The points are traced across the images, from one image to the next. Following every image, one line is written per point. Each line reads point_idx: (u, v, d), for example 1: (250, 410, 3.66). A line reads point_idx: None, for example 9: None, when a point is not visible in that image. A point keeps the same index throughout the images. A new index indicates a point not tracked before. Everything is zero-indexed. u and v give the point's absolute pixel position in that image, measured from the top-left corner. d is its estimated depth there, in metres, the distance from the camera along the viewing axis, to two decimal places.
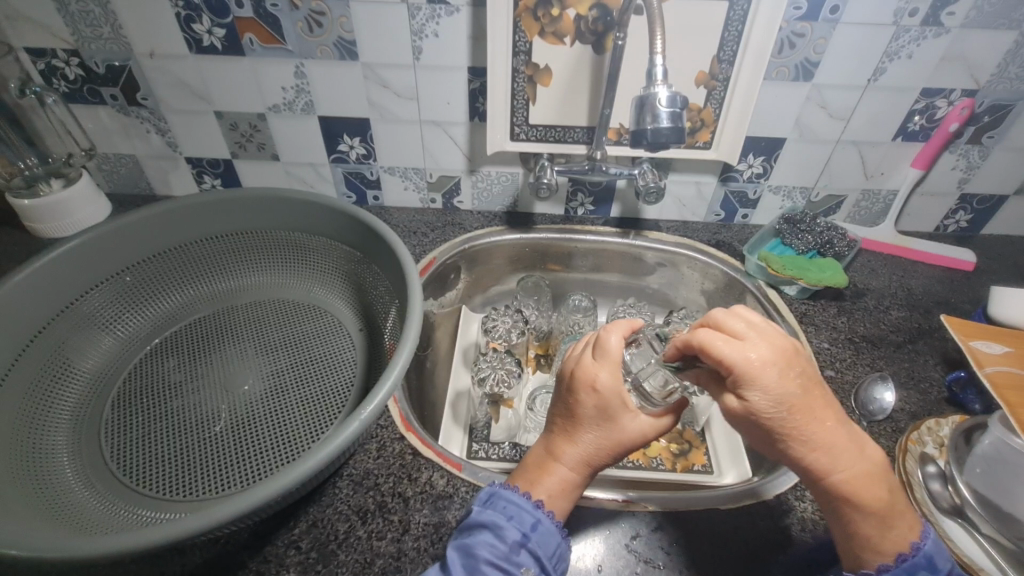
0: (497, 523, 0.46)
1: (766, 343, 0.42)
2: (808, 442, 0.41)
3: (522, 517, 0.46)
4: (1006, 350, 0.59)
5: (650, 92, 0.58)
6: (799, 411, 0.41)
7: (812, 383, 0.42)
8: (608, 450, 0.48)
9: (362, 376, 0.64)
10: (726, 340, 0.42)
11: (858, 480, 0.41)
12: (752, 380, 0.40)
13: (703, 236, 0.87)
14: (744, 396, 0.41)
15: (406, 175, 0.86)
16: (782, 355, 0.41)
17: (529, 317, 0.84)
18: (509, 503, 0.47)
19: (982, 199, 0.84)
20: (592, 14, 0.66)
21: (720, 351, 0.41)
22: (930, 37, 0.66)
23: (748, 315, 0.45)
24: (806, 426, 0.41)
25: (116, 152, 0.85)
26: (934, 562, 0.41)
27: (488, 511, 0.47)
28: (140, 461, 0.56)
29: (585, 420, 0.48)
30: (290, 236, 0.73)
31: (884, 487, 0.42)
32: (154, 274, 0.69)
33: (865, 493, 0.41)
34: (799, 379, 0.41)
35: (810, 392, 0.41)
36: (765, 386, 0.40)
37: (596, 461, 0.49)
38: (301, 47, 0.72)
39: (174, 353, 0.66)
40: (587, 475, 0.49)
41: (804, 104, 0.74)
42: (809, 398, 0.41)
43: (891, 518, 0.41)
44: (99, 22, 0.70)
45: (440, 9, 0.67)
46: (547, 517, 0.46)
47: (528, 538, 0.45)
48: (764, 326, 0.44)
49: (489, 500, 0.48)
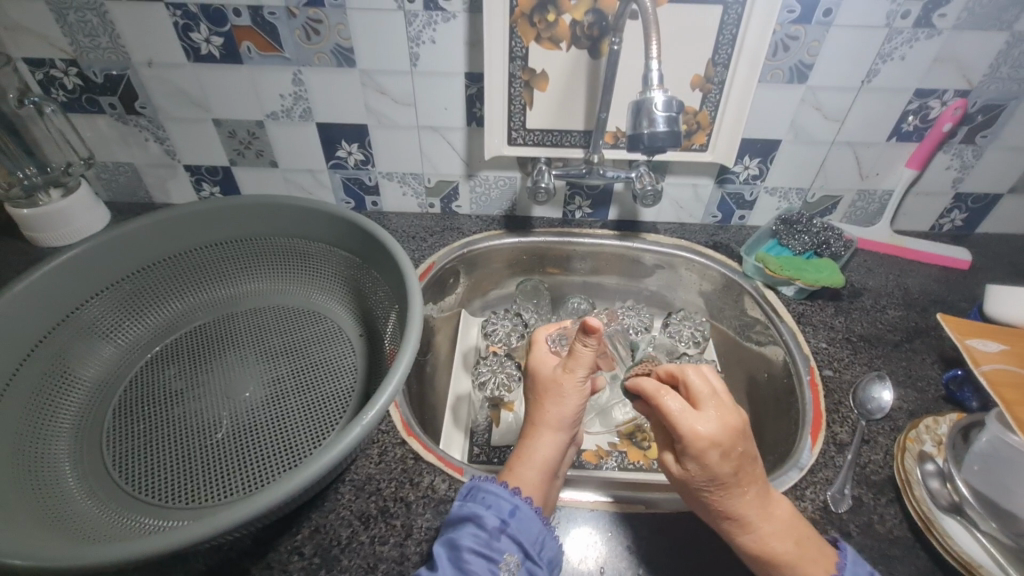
0: (478, 513, 0.47)
1: (717, 417, 0.46)
2: (729, 509, 0.47)
3: (500, 504, 0.48)
4: (1002, 347, 0.60)
5: (645, 97, 0.58)
6: (728, 486, 0.46)
7: (747, 463, 0.46)
8: (548, 396, 0.55)
9: (363, 382, 0.64)
10: (682, 408, 0.47)
11: (773, 539, 0.46)
12: (687, 448, 0.46)
13: (701, 238, 0.88)
14: (686, 460, 0.47)
15: (404, 180, 0.87)
16: (730, 436, 0.45)
17: (528, 320, 0.84)
18: (489, 492, 0.49)
19: (977, 197, 0.85)
20: (588, 19, 0.67)
21: (672, 415, 0.47)
22: (922, 39, 0.67)
23: (716, 383, 0.50)
24: (734, 498, 0.46)
25: (114, 161, 0.85)
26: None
27: (469, 504, 0.48)
28: (142, 468, 0.56)
29: (532, 390, 0.57)
30: (290, 243, 0.73)
31: (791, 540, 0.46)
32: (155, 281, 0.69)
33: (778, 547, 0.46)
34: (738, 459, 0.45)
35: (745, 471, 0.46)
36: (696, 452, 0.45)
37: (547, 418, 0.54)
38: (299, 55, 0.72)
39: (175, 360, 0.67)
40: (549, 439, 0.53)
41: (799, 105, 0.74)
42: (743, 472, 0.46)
43: (802, 566, 0.45)
44: (97, 31, 0.71)
45: (437, 16, 0.68)
46: (524, 502, 0.48)
47: (507, 524, 0.47)
48: (723, 396, 0.48)
49: (469, 493, 0.50)
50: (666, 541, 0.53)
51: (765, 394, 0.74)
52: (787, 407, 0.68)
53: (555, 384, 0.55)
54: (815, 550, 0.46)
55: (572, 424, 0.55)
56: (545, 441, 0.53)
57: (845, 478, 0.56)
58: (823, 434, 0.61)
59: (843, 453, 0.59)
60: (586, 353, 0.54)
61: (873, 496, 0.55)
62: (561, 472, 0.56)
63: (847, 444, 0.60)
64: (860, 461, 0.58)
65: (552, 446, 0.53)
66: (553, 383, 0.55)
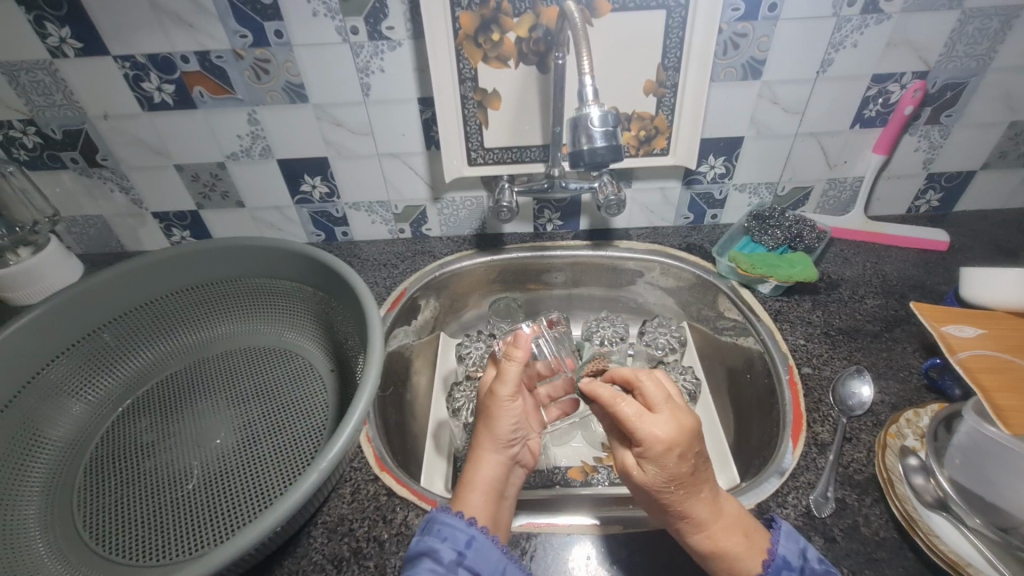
0: (434, 547, 0.47)
1: (672, 420, 0.47)
2: (686, 510, 0.47)
3: (456, 535, 0.47)
4: (979, 332, 0.59)
5: (581, 113, 0.58)
6: (683, 484, 0.46)
7: (704, 463, 0.47)
8: (487, 416, 0.56)
9: (335, 418, 0.64)
10: (640, 415, 0.47)
11: (719, 538, 0.47)
12: (647, 450, 0.46)
13: (674, 241, 0.87)
14: (643, 464, 0.47)
15: (371, 209, 0.87)
16: (686, 436, 0.46)
17: (504, 339, 0.84)
18: (444, 524, 0.48)
19: (950, 176, 0.84)
20: (533, 35, 0.67)
21: (628, 421, 0.47)
22: (871, 25, 0.66)
23: (662, 387, 0.50)
24: (690, 500, 0.47)
25: (83, 214, 0.86)
26: (790, 561, 0.46)
27: (426, 537, 0.48)
28: (113, 527, 0.55)
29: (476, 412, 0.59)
30: (256, 282, 0.74)
31: (740, 533, 0.47)
32: (123, 334, 0.69)
33: (728, 541, 0.47)
34: (693, 460, 0.46)
35: (700, 474, 0.47)
36: (652, 458, 0.46)
37: (484, 442, 0.56)
38: (250, 95, 0.72)
39: (147, 412, 0.66)
40: (490, 461, 0.55)
41: (757, 102, 0.73)
42: (698, 475, 0.47)
43: (741, 561, 0.46)
44: (50, 90, 0.71)
45: (383, 45, 0.68)
46: (480, 532, 0.48)
47: (463, 555, 0.47)
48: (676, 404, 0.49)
49: (427, 526, 0.49)
50: (646, 562, 0.52)
51: (747, 395, 0.73)
52: (769, 408, 0.67)
53: (486, 405, 0.56)
54: (753, 540, 0.47)
55: (507, 442, 0.56)
56: (486, 465, 0.55)
57: (827, 480, 0.55)
58: (804, 435, 0.60)
59: (825, 454, 0.58)
60: (512, 370, 0.56)
61: (858, 497, 0.54)
62: (511, 488, 0.57)
63: (829, 444, 0.58)
64: (843, 461, 0.57)
65: (493, 467, 0.55)
66: (485, 404, 0.57)
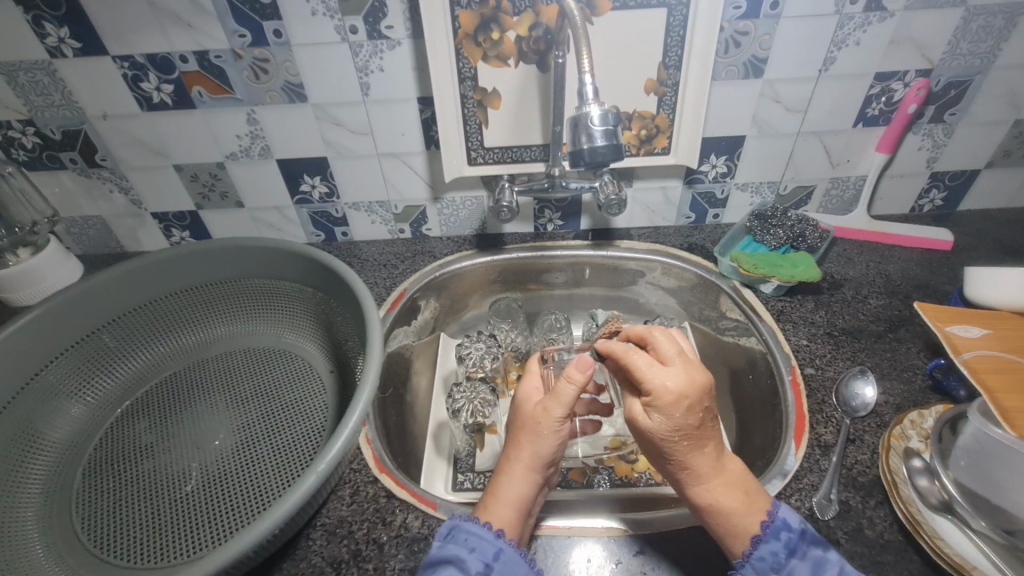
0: (460, 556, 0.46)
1: (685, 373, 0.47)
2: (688, 461, 0.47)
3: (484, 547, 0.47)
4: (984, 332, 0.59)
5: (581, 112, 0.58)
6: (689, 437, 0.46)
7: (709, 417, 0.47)
8: (527, 434, 0.53)
9: (334, 420, 0.63)
10: (650, 366, 0.48)
11: (717, 492, 0.47)
12: (654, 401, 0.46)
13: (675, 241, 0.86)
14: (648, 413, 0.47)
15: (371, 209, 0.86)
16: (696, 391, 0.46)
17: (504, 340, 0.83)
18: (471, 534, 0.48)
19: (954, 175, 0.83)
20: (532, 34, 0.66)
21: (640, 372, 0.48)
22: (874, 22, 0.66)
23: (681, 344, 0.50)
24: (694, 453, 0.47)
25: (82, 215, 0.85)
26: (791, 524, 0.46)
27: (450, 545, 0.47)
28: (111, 529, 0.55)
29: (513, 421, 0.57)
30: (257, 283, 0.74)
31: (740, 491, 0.47)
32: (122, 334, 0.69)
33: (726, 497, 0.47)
34: (702, 412, 0.46)
35: (706, 427, 0.47)
36: (658, 410, 0.46)
37: (522, 457, 0.53)
38: (250, 94, 0.72)
39: (146, 414, 0.66)
40: (523, 477, 0.53)
41: (759, 100, 0.73)
42: (704, 428, 0.47)
43: (739, 518, 0.46)
44: (48, 90, 0.71)
45: (381, 45, 0.67)
46: (508, 545, 0.48)
47: (490, 567, 0.47)
48: (689, 358, 0.49)
49: (450, 534, 0.49)
50: (648, 565, 0.51)
51: (749, 396, 0.72)
52: (772, 409, 0.66)
53: (532, 419, 0.53)
54: (753, 497, 0.47)
55: (547, 463, 0.54)
56: (518, 480, 0.52)
57: (830, 482, 0.54)
58: (807, 436, 0.59)
59: (828, 456, 0.57)
60: (567, 391, 0.52)
61: (861, 499, 0.53)
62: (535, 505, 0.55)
63: (832, 446, 0.58)
64: (846, 462, 0.56)
65: (525, 485, 0.52)
66: (532, 419, 0.54)
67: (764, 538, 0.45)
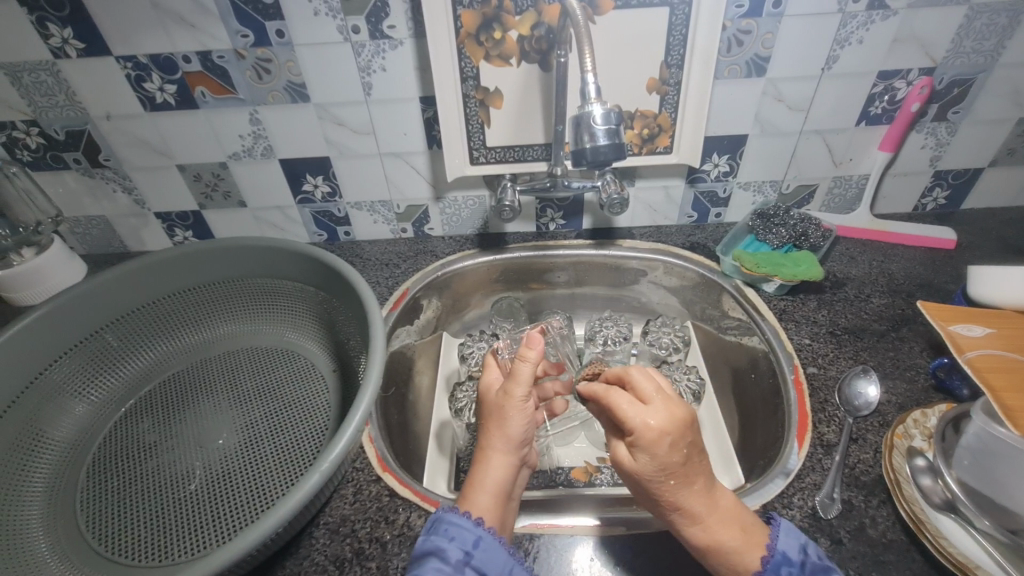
0: (440, 547, 0.46)
1: (665, 409, 0.48)
2: (678, 501, 0.47)
3: (464, 536, 0.47)
4: (987, 331, 0.58)
5: (584, 111, 0.58)
6: (676, 475, 0.46)
7: (694, 453, 0.47)
8: (494, 417, 0.55)
9: (337, 419, 0.63)
10: (631, 403, 0.48)
11: (715, 530, 0.46)
12: (638, 437, 0.47)
13: (677, 240, 0.86)
14: (635, 454, 0.47)
15: (374, 209, 0.87)
16: (676, 425, 0.47)
17: (506, 339, 0.83)
18: (451, 524, 0.48)
19: (958, 173, 0.83)
20: (534, 33, 0.66)
21: (621, 411, 0.48)
22: (877, 21, 0.66)
23: (659, 382, 0.51)
24: (682, 492, 0.47)
25: (86, 215, 0.86)
26: (790, 556, 0.46)
27: (432, 537, 0.47)
28: (114, 527, 0.55)
29: (481, 415, 0.58)
30: (259, 282, 0.74)
31: (737, 526, 0.47)
32: (126, 334, 0.69)
33: (724, 533, 0.46)
34: (685, 448, 0.46)
35: (692, 463, 0.47)
36: (644, 446, 0.46)
37: (495, 444, 0.54)
38: (252, 95, 0.72)
39: (149, 413, 0.66)
40: (498, 462, 0.53)
41: (761, 99, 0.73)
42: (690, 464, 0.47)
43: (741, 556, 0.46)
44: (52, 90, 0.71)
45: (384, 44, 0.67)
46: (487, 533, 0.48)
47: (471, 555, 0.46)
48: (670, 395, 0.50)
49: (432, 526, 0.49)
50: (649, 564, 0.51)
51: (752, 395, 0.72)
52: (775, 408, 0.66)
53: (498, 404, 0.55)
54: (749, 531, 0.47)
55: (519, 445, 0.55)
56: (495, 466, 0.53)
57: (833, 481, 0.54)
58: (810, 436, 0.59)
59: (831, 455, 0.57)
60: (524, 370, 0.54)
61: (864, 498, 0.53)
62: (516, 492, 0.55)
63: (834, 445, 0.58)
64: (849, 461, 0.56)
65: (501, 469, 0.53)
66: (497, 404, 0.55)
67: (764, 574, 0.45)
